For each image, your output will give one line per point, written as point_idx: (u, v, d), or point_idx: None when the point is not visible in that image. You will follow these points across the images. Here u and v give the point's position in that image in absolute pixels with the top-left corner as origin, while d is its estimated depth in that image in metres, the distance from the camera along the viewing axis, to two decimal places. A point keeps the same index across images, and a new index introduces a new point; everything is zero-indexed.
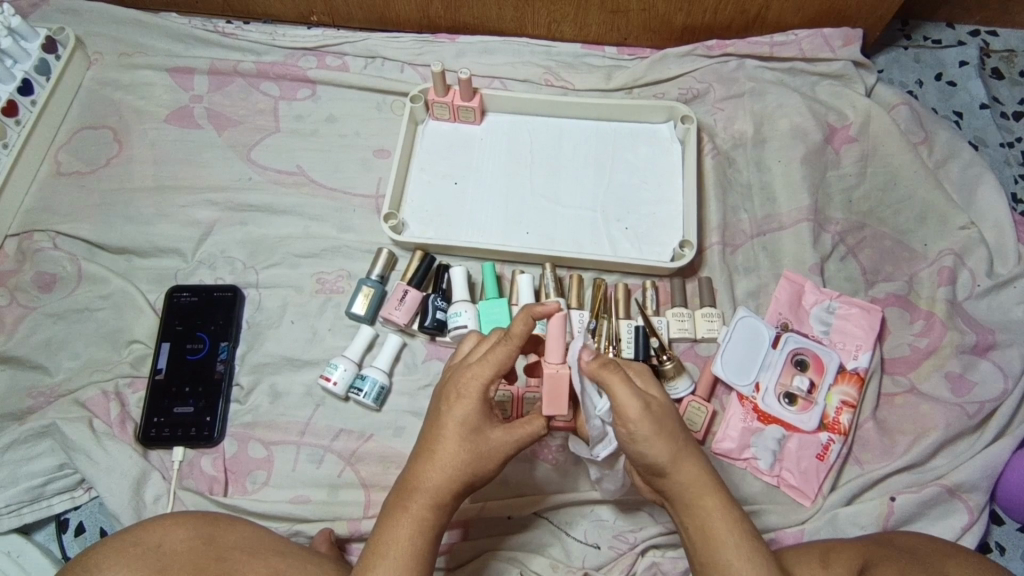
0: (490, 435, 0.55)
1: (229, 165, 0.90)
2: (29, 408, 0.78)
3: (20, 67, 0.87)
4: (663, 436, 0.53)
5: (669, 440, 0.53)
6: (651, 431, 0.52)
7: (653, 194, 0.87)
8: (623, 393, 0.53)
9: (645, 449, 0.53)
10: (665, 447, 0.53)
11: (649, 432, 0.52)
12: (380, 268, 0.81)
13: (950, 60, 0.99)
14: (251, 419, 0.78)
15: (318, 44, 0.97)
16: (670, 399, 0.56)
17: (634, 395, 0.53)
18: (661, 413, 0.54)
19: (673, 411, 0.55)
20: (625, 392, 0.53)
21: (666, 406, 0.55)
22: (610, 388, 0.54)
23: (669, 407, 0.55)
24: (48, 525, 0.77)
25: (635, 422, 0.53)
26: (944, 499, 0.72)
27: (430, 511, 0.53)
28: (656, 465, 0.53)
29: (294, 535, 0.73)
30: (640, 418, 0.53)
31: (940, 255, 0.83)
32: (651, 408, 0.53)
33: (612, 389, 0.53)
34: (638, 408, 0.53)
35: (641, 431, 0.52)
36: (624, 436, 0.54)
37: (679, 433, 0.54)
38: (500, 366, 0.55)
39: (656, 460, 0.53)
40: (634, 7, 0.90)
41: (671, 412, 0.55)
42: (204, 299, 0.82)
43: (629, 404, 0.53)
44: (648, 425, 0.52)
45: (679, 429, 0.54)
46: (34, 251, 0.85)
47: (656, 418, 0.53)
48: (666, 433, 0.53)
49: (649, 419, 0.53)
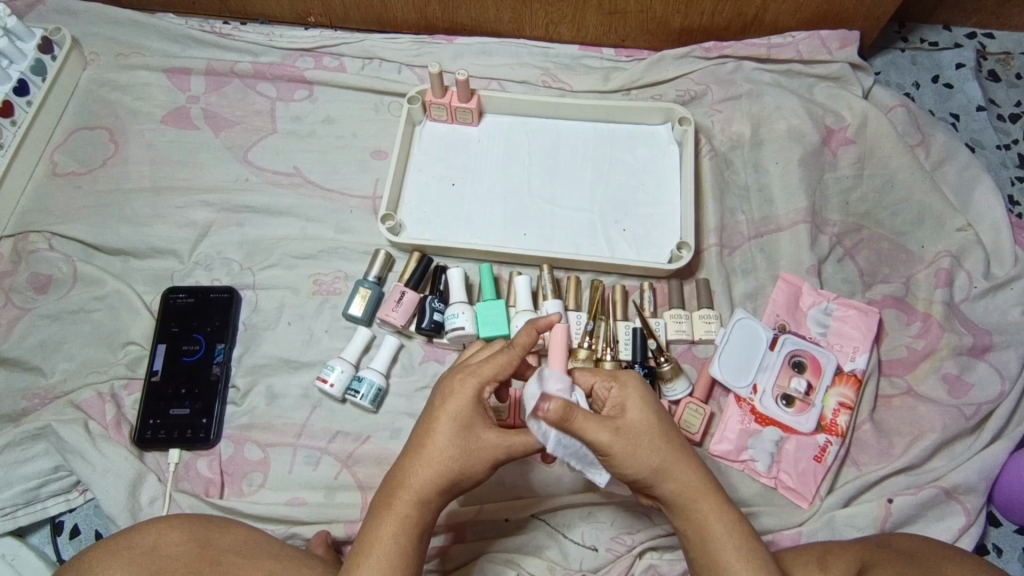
0: (481, 435, 0.54)
1: (226, 166, 0.90)
2: (24, 410, 0.77)
3: (16, 67, 0.87)
4: (644, 451, 0.52)
5: (650, 454, 0.52)
6: (627, 455, 0.52)
7: (650, 197, 0.87)
8: (588, 429, 0.51)
9: (626, 468, 0.52)
10: (646, 464, 0.52)
11: (627, 456, 0.52)
12: (377, 269, 0.80)
13: (946, 62, 0.99)
14: (247, 422, 0.78)
15: (315, 45, 0.96)
16: (650, 410, 0.54)
17: (602, 424, 0.51)
18: (636, 430, 0.52)
19: (652, 419, 0.53)
20: (591, 423, 0.51)
21: (643, 423, 0.53)
22: (575, 430, 0.51)
23: (649, 419, 0.53)
24: (42, 528, 0.76)
25: (609, 452, 0.52)
26: (941, 500, 0.72)
27: (414, 508, 0.53)
28: (642, 478, 0.53)
29: (290, 538, 0.72)
30: (613, 444, 0.51)
31: (936, 257, 0.83)
32: (622, 432, 0.52)
33: (579, 428, 0.51)
34: (609, 438, 0.51)
35: (616, 457, 0.52)
36: (603, 462, 0.53)
37: (661, 444, 0.53)
38: (500, 368, 0.56)
39: (638, 477, 0.53)
40: (632, 9, 0.90)
41: (650, 426, 0.53)
42: (200, 300, 0.81)
43: (599, 436, 0.51)
44: (624, 450, 0.52)
45: (661, 438, 0.53)
46: (29, 252, 0.85)
47: (631, 440, 0.52)
48: (646, 449, 0.52)
49: (623, 444, 0.51)
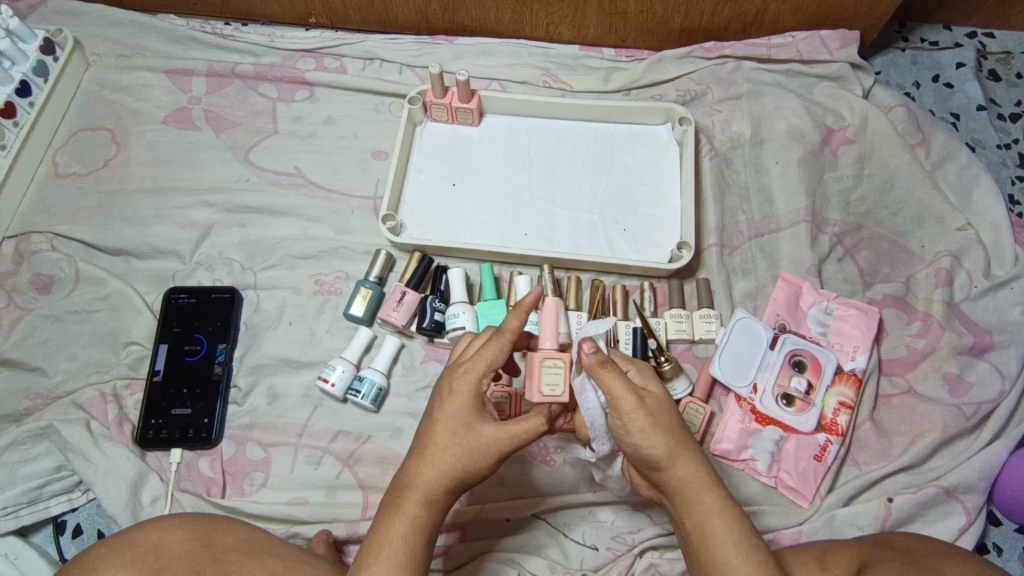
0: (482, 431, 0.54)
1: (228, 167, 0.90)
2: (26, 410, 0.78)
3: (18, 69, 0.87)
4: (660, 430, 0.52)
5: (665, 434, 0.53)
6: (645, 426, 0.52)
7: (650, 197, 0.87)
8: (616, 387, 0.53)
9: (639, 444, 0.53)
10: (660, 442, 0.52)
11: (645, 427, 0.52)
12: (377, 270, 0.81)
13: (946, 62, 0.99)
14: (249, 422, 0.78)
15: (316, 46, 0.97)
16: (667, 395, 0.55)
17: (628, 388, 0.53)
18: (656, 407, 0.54)
19: (670, 403, 0.55)
20: (619, 384, 0.53)
21: (663, 403, 0.54)
22: (604, 382, 0.53)
23: (667, 402, 0.55)
24: (45, 528, 0.76)
25: (629, 417, 0.52)
26: (941, 500, 0.72)
27: (422, 509, 0.53)
28: (652, 460, 0.53)
29: (291, 537, 0.73)
30: (633, 411, 0.52)
31: (936, 256, 0.83)
32: (645, 403, 0.53)
33: (607, 383, 0.53)
34: (632, 403, 0.52)
35: (635, 425, 0.52)
36: (618, 431, 0.54)
37: (676, 428, 0.54)
38: (492, 359, 0.55)
39: (650, 455, 0.53)
40: (632, 9, 0.91)
41: (668, 409, 0.54)
42: (202, 300, 0.82)
43: (623, 398, 0.52)
44: (643, 420, 0.52)
45: (676, 423, 0.54)
46: (31, 253, 0.85)
47: (651, 412, 0.53)
48: (662, 428, 0.53)
49: (643, 413, 0.52)
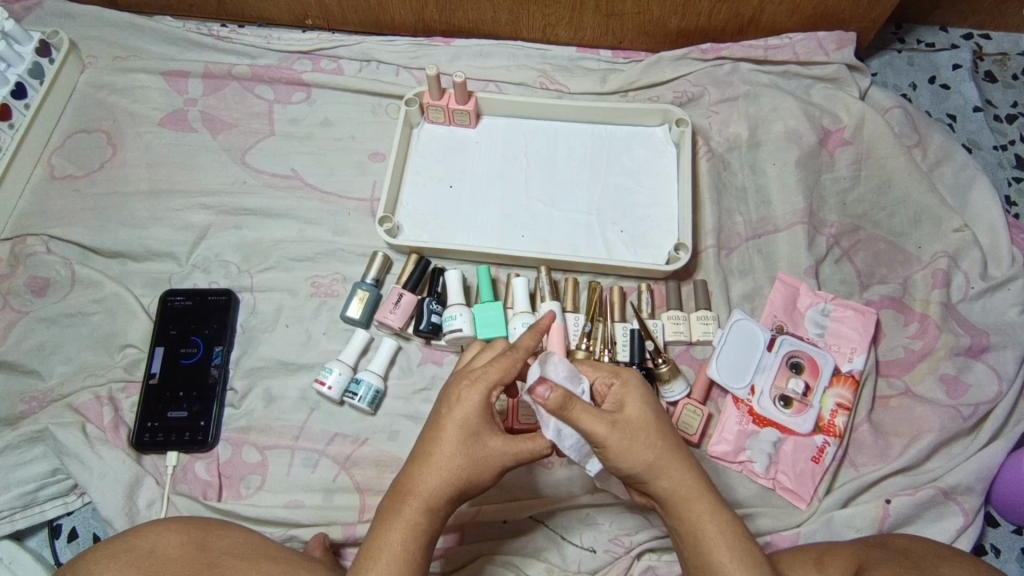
0: (488, 443, 0.55)
1: (224, 169, 0.90)
2: (22, 413, 0.77)
3: (14, 70, 0.87)
4: (638, 447, 0.52)
5: (645, 450, 0.53)
6: (622, 448, 0.52)
7: (648, 199, 0.87)
8: (587, 421, 0.52)
9: (621, 465, 0.53)
10: (641, 458, 0.52)
11: (622, 450, 0.52)
12: (374, 272, 0.80)
13: (943, 63, 1.00)
14: (246, 424, 0.78)
15: (313, 48, 0.97)
16: (648, 406, 0.54)
17: (599, 418, 0.53)
18: (635, 426, 0.53)
19: (653, 416, 0.54)
20: (588, 418, 0.52)
21: (642, 419, 0.54)
22: (572, 419, 0.52)
23: (647, 417, 0.54)
24: (40, 532, 0.76)
25: (604, 444, 0.53)
26: (938, 501, 0.72)
27: (423, 516, 0.53)
28: (636, 477, 0.53)
29: (288, 540, 0.72)
30: (608, 438, 0.52)
31: (933, 258, 0.83)
32: (620, 426, 0.53)
33: (575, 419, 0.52)
34: (605, 431, 0.52)
35: (612, 449, 0.53)
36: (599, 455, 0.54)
37: (659, 441, 0.53)
38: (504, 373, 0.55)
39: (634, 472, 0.53)
40: (629, 11, 0.91)
41: (649, 423, 0.54)
42: (198, 303, 0.81)
43: (595, 429, 0.52)
44: (621, 443, 0.52)
45: (659, 436, 0.53)
46: (27, 255, 0.84)
47: (627, 434, 0.53)
48: (642, 445, 0.53)
49: (619, 437, 0.52)
